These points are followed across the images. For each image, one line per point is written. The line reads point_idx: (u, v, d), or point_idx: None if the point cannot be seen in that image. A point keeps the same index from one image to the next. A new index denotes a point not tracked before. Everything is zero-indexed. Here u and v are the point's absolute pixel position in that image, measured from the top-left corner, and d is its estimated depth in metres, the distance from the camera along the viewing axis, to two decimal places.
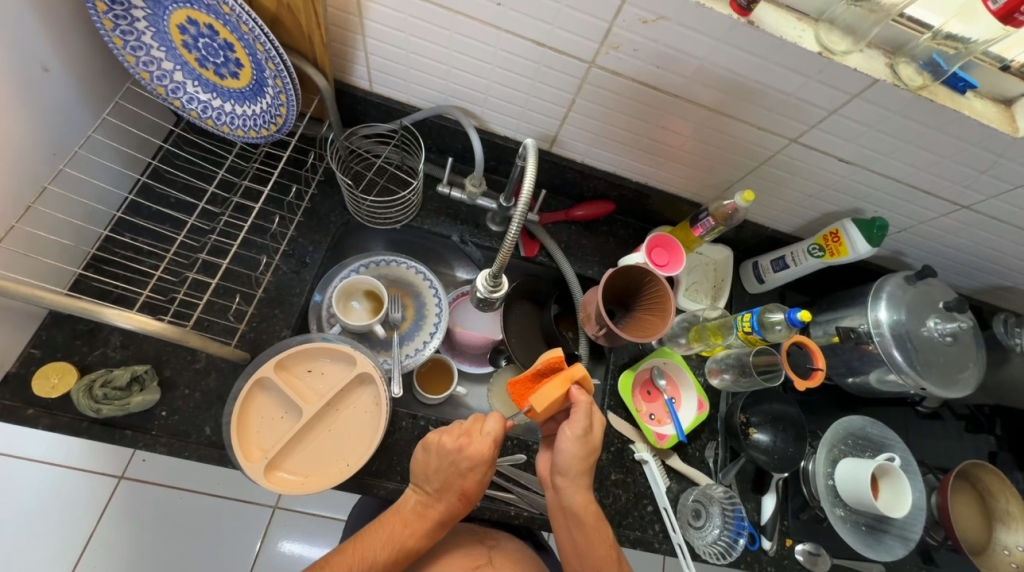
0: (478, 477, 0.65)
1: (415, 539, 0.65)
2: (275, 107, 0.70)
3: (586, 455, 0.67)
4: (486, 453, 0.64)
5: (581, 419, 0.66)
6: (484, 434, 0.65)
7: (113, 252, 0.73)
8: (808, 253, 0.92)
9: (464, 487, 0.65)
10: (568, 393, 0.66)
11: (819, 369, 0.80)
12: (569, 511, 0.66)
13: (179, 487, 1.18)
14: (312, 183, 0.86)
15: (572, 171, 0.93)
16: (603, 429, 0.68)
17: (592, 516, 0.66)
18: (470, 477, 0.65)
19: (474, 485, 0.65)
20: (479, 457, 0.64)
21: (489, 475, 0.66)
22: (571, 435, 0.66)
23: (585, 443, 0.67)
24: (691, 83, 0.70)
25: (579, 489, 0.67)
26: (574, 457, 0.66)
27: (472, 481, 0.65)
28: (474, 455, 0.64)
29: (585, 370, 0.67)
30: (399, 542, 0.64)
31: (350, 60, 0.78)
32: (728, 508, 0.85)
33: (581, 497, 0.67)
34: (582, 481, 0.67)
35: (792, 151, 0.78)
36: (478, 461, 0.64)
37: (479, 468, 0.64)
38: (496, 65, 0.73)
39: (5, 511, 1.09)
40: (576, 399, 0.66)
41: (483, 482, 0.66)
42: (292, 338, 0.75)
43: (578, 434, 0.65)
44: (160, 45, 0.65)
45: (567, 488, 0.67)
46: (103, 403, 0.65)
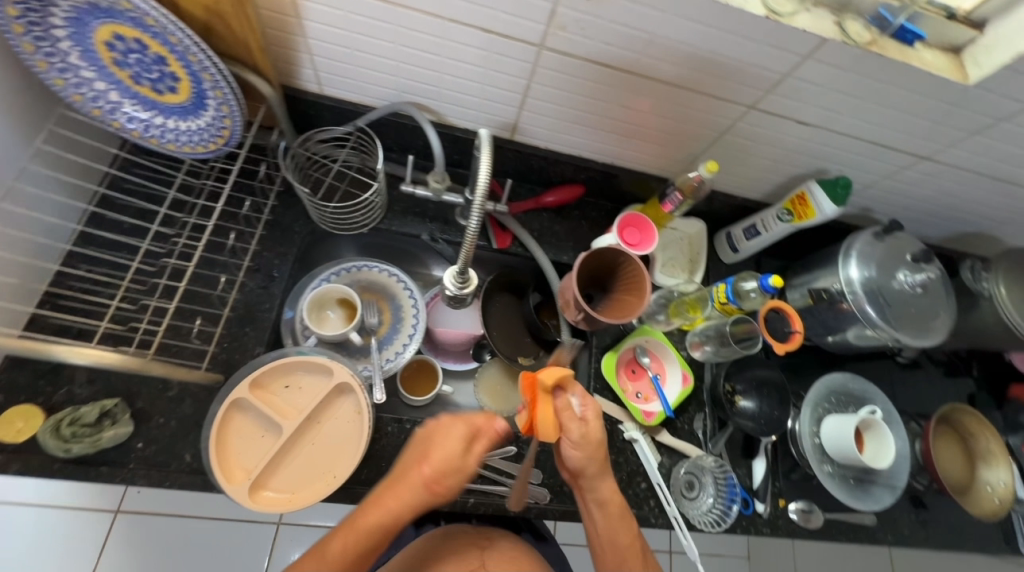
0: (444, 455, 0.58)
1: (377, 529, 0.59)
2: (219, 120, 0.67)
3: (595, 455, 0.66)
4: (452, 435, 0.60)
5: (576, 427, 0.65)
6: (462, 417, 0.61)
7: (69, 285, 0.71)
8: (777, 218, 0.92)
9: (427, 462, 0.59)
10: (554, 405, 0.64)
11: (797, 331, 0.83)
12: (597, 503, 0.68)
13: (176, 515, 1.16)
14: (269, 195, 0.83)
15: (537, 158, 0.91)
16: (601, 424, 0.66)
17: (618, 506, 0.69)
18: (434, 454, 0.59)
19: (439, 466, 0.59)
20: (450, 435, 0.60)
21: (464, 460, 0.59)
22: (572, 443, 0.65)
23: (590, 445, 0.65)
24: (644, 57, 0.69)
25: (604, 482, 0.68)
26: (586, 460, 0.66)
27: (436, 459, 0.59)
28: (445, 432, 0.60)
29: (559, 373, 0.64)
30: (358, 530, 0.59)
31: (294, 64, 0.75)
32: (721, 476, 0.86)
33: (607, 490, 0.68)
34: (603, 475, 0.68)
35: (752, 118, 0.78)
36: (444, 440, 0.60)
37: (449, 447, 0.59)
38: (445, 56, 0.71)
39: None
40: (563, 410, 0.65)
41: (448, 468, 0.59)
42: (265, 356, 0.73)
43: (579, 441, 0.65)
44: (89, 65, 0.61)
45: (592, 485, 0.68)
46: (73, 442, 0.63)
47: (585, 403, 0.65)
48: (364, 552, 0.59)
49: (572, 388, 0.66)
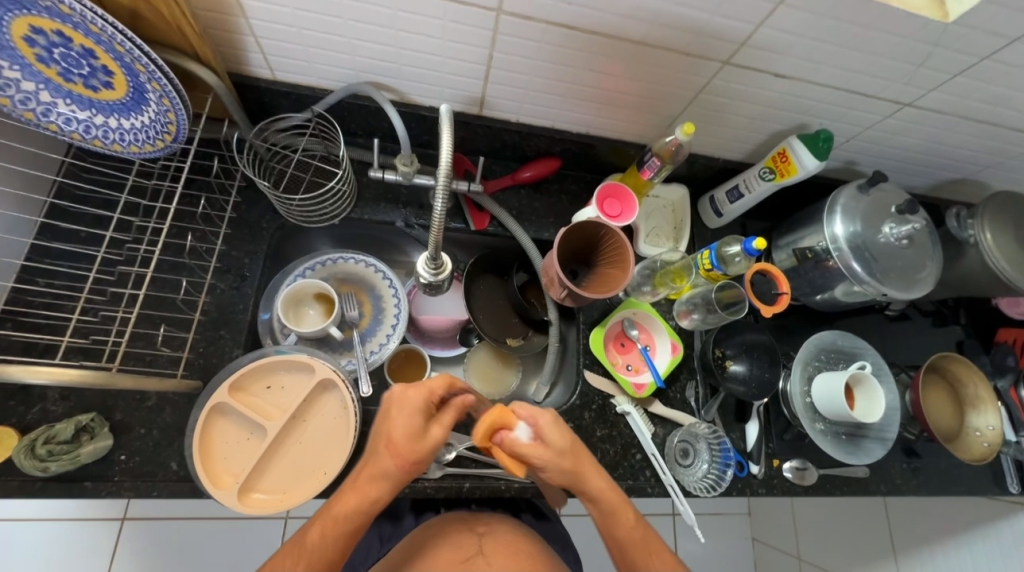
0: (404, 428, 0.58)
1: (359, 511, 0.59)
2: (164, 115, 0.64)
3: (569, 460, 0.59)
4: (410, 406, 0.58)
5: (538, 450, 0.58)
6: (416, 386, 0.60)
7: (27, 302, 0.68)
8: (759, 178, 0.89)
9: (389, 440, 0.58)
10: (503, 437, 0.58)
11: (784, 293, 0.81)
12: (593, 500, 0.63)
13: (181, 518, 1.16)
14: (229, 190, 0.79)
15: (510, 132, 0.88)
16: (560, 433, 0.58)
17: (617, 500, 0.64)
18: (393, 430, 0.58)
19: (401, 440, 0.58)
20: (405, 405, 0.59)
21: (426, 433, 0.58)
22: (542, 466, 0.59)
23: (559, 459, 0.58)
24: (610, 16, 0.65)
25: (594, 477, 0.63)
26: (562, 471, 0.60)
27: (399, 434, 0.58)
28: (400, 405, 0.59)
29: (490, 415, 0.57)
30: (339, 517, 0.59)
31: (240, 49, 0.70)
32: (715, 442, 0.87)
33: (600, 486, 0.63)
34: (593, 471, 0.63)
35: (727, 74, 0.75)
36: (399, 412, 0.58)
37: (409, 420, 0.58)
38: (398, 28, 0.66)
39: None
40: (516, 440, 0.58)
41: (413, 439, 0.58)
42: (243, 358, 0.71)
43: (546, 460, 0.58)
44: (8, 62, 0.55)
45: (583, 485, 0.62)
46: (51, 461, 0.61)
47: (535, 419, 0.58)
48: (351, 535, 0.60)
49: (517, 413, 0.59)
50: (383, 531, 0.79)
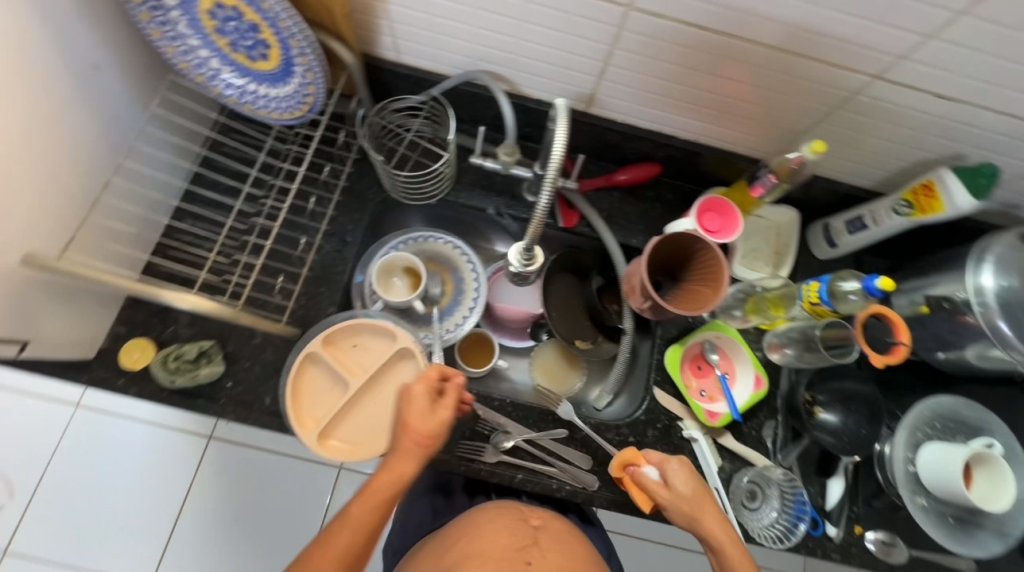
0: (418, 411, 0.62)
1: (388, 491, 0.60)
2: (304, 87, 0.70)
3: (696, 504, 0.64)
4: (418, 394, 0.63)
5: (667, 491, 0.65)
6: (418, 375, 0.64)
7: (176, 238, 0.80)
8: (893, 211, 0.79)
9: (410, 426, 0.61)
10: (638, 473, 0.69)
11: (901, 343, 0.71)
12: (723, 558, 0.62)
13: (255, 448, 1.28)
14: (347, 161, 0.86)
15: (613, 132, 0.86)
16: (687, 477, 0.65)
17: (745, 561, 0.62)
18: (411, 416, 0.62)
19: (421, 422, 0.62)
20: (413, 391, 0.63)
21: (438, 411, 0.63)
22: (675, 511, 0.65)
23: (687, 503, 0.64)
24: (750, 17, 0.61)
25: (721, 527, 0.63)
26: (689, 517, 0.64)
27: (415, 416, 0.62)
28: (411, 393, 0.63)
29: (624, 454, 0.71)
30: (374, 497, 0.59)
31: (375, 31, 0.76)
32: (789, 491, 0.79)
33: (727, 538, 0.63)
34: (720, 519, 0.64)
35: (875, 90, 0.67)
36: (411, 398, 0.63)
37: (422, 405, 0.62)
38: (524, 20, 0.67)
39: (112, 465, 1.23)
40: (645, 476, 0.68)
41: (428, 416, 0.62)
42: (336, 316, 0.78)
43: (675, 501, 0.65)
44: (193, 33, 0.66)
45: (710, 535, 0.63)
46: (176, 375, 0.73)
47: (667, 461, 0.67)
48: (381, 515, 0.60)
49: (649, 454, 0.70)
50: (436, 504, 0.81)
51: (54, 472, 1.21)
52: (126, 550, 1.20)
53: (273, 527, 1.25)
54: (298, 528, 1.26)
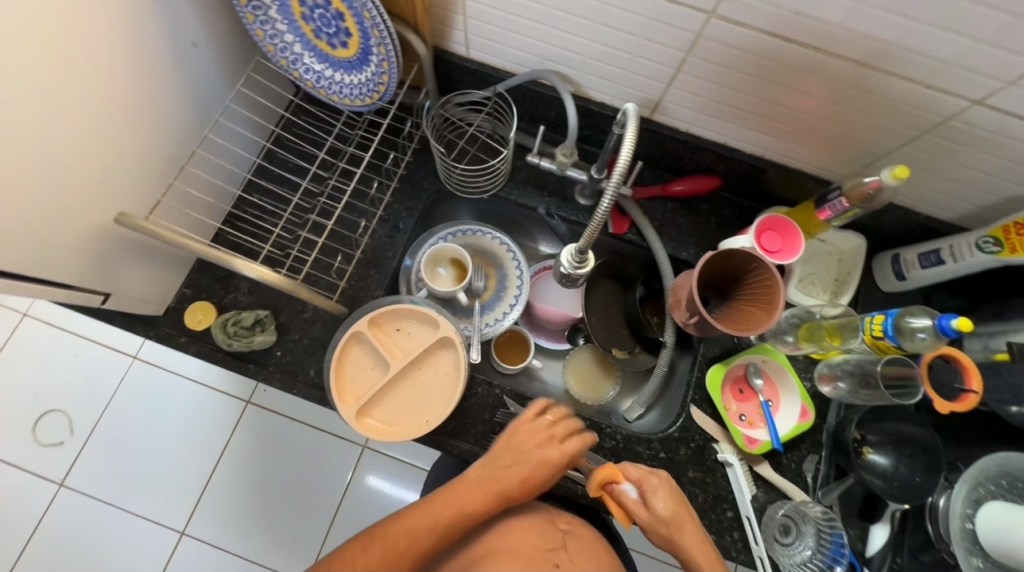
0: (546, 466, 0.66)
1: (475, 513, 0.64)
2: (378, 75, 0.72)
3: (676, 525, 0.63)
4: (554, 452, 0.67)
5: (647, 512, 0.64)
6: (554, 434, 0.68)
7: (244, 210, 0.85)
8: (976, 247, 0.74)
9: (532, 474, 0.66)
10: (616, 491, 0.65)
11: (972, 391, 0.66)
12: None
13: (289, 417, 1.34)
14: (408, 151, 0.89)
15: (674, 141, 0.84)
16: (667, 499, 0.64)
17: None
18: (536, 467, 0.66)
19: (539, 474, 0.66)
20: (546, 449, 0.67)
21: (557, 469, 0.68)
22: (654, 531, 0.64)
23: (666, 526, 0.63)
24: (842, 31, 0.58)
25: (698, 547, 0.64)
26: (667, 537, 0.64)
27: (541, 470, 0.66)
28: (549, 452, 0.67)
29: (600, 471, 0.64)
30: (461, 509, 0.63)
31: (449, 25, 0.77)
32: (826, 530, 0.75)
33: (704, 559, 0.63)
34: (698, 540, 0.64)
35: (972, 116, 0.62)
36: (541, 453, 0.67)
37: (553, 464, 0.67)
38: (598, 22, 0.67)
39: (160, 417, 1.32)
40: (626, 495, 0.64)
41: (549, 472, 0.67)
42: (383, 299, 0.80)
43: (656, 524, 0.63)
44: (283, 19, 0.70)
45: (687, 554, 0.63)
46: (234, 339, 0.77)
47: (649, 484, 0.64)
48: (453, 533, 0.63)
49: (629, 472, 0.65)
50: None
51: (109, 416, 1.31)
52: (165, 497, 1.28)
53: (297, 494, 1.30)
54: (320, 498, 1.31)
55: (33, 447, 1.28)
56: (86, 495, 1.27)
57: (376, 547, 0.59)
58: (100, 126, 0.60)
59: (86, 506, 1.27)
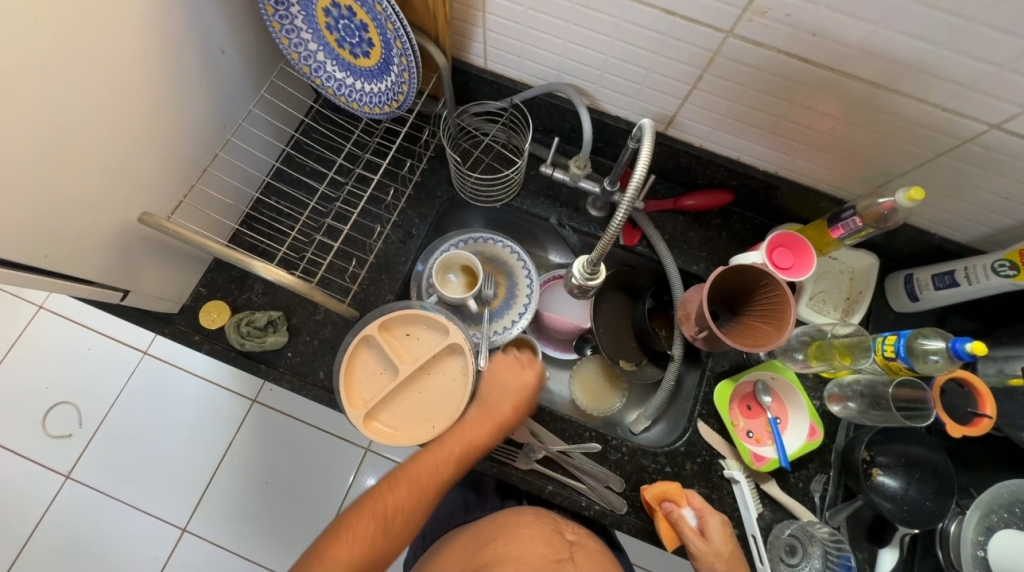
0: (524, 391, 0.73)
1: (482, 446, 0.70)
2: (398, 85, 0.73)
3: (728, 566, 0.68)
4: (526, 378, 0.74)
5: (700, 541, 0.69)
6: (525, 368, 0.74)
7: (262, 212, 0.87)
8: (992, 270, 0.73)
9: (514, 406, 0.72)
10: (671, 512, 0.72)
11: (985, 416, 0.65)
12: None
13: (293, 418, 1.34)
14: (424, 158, 0.90)
15: (687, 155, 0.84)
16: (723, 536, 0.70)
17: None
18: (515, 399, 0.72)
19: (518, 401, 0.72)
20: (519, 379, 0.73)
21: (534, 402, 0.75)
22: (702, 562, 0.69)
23: (717, 560, 0.68)
24: (859, 53, 0.58)
25: None
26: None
27: (519, 397, 0.73)
28: (523, 382, 0.73)
29: (663, 487, 0.74)
30: (467, 446, 0.69)
31: (468, 38, 0.79)
32: (833, 552, 0.73)
33: None
34: None
35: (989, 140, 0.62)
36: (517, 386, 0.73)
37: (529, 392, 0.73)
38: (616, 38, 0.68)
39: (168, 413, 1.33)
40: (680, 520, 0.71)
41: (527, 397, 0.74)
42: (394, 303, 0.80)
43: (705, 554, 0.69)
44: (308, 28, 0.73)
45: None
46: (247, 339, 0.78)
47: (706, 515, 0.71)
48: (466, 464, 0.70)
49: (688, 500, 0.73)
50: (468, 500, 0.84)
51: (117, 411, 1.32)
52: (168, 493, 1.29)
53: (298, 495, 1.31)
54: (321, 500, 1.31)
55: (42, 438, 1.30)
56: (91, 489, 1.28)
57: (400, 487, 0.66)
58: (129, 129, 0.62)
59: (90, 498, 1.28)
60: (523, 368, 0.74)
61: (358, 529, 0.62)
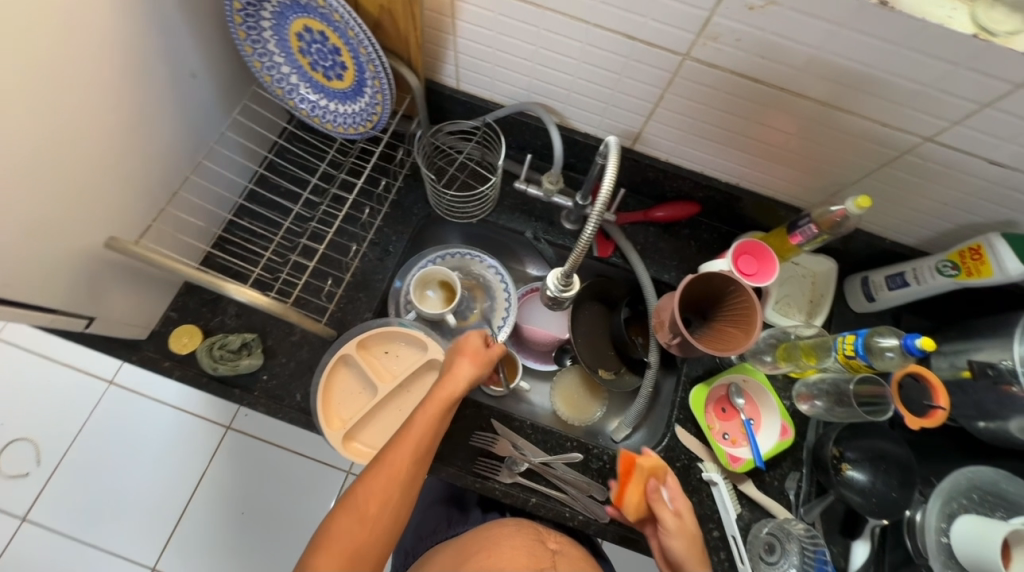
0: (474, 344, 0.72)
1: (445, 414, 0.67)
2: (372, 106, 0.75)
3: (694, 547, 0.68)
4: (477, 347, 0.72)
5: (672, 518, 0.68)
6: (471, 353, 0.71)
7: (234, 233, 0.86)
8: (937, 271, 0.78)
9: (466, 350, 0.71)
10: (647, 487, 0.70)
11: (940, 408, 0.67)
12: None
13: (271, 443, 1.30)
14: (399, 176, 0.91)
15: (654, 169, 0.88)
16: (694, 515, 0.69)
17: None
18: (465, 371, 0.70)
19: (472, 354, 0.71)
20: (467, 362, 0.71)
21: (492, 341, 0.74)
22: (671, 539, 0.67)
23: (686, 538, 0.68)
24: (804, 74, 0.63)
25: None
26: (684, 553, 0.67)
27: (469, 370, 0.70)
28: (475, 360, 0.71)
29: (648, 462, 0.70)
30: (430, 417, 0.66)
31: (440, 60, 0.81)
32: (809, 548, 0.75)
33: None
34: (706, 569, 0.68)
35: (925, 151, 0.68)
36: (465, 367, 0.70)
37: (483, 346, 0.73)
38: (582, 61, 0.71)
39: (135, 444, 1.27)
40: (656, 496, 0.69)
41: (478, 345, 0.72)
42: (372, 321, 0.80)
43: (675, 531, 0.67)
44: (280, 52, 0.73)
45: None
46: (219, 363, 0.76)
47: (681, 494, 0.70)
48: (438, 437, 0.66)
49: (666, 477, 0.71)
50: (451, 516, 0.84)
51: (80, 445, 1.26)
52: (135, 530, 1.23)
53: (277, 524, 1.26)
54: (301, 528, 1.26)
55: None
56: (51, 531, 1.21)
57: (373, 472, 0.62)
58: (96, 154, 0.61)
59: (48, 542, 1.20)
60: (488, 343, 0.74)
61: (339, 522, 0.60)
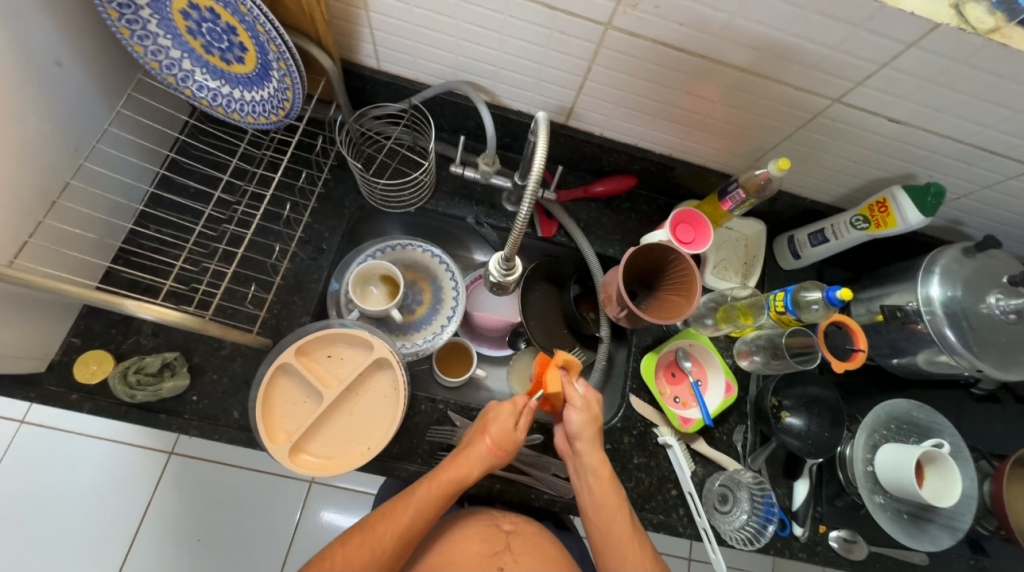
0: (500, 425, 0.67)
1: (442, 500, 0.64)
2: (281, 92, 0.68)
3: (593, 422, 0.70)
4: (500, 425, 0.67)
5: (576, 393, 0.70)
6: (491, 435, 0.67)
7: (140, 243, 0.77)
8: (851, 225, 0.84)
9: (488, 430, 0.67)
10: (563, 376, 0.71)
11: (860, 350, 0.74)
12: (587, 471, 0.69)
13: (221, 463, 1.22)
14: (324, 167, 0.85)
15: (590, 145, 0.88)
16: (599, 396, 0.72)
17: (608, 473, 0.69)
18: (477, 456, 0.66)
19: (495, 437, 0.67)
20: (481, 447, 0.67)
21: (515, 432, 0.67)
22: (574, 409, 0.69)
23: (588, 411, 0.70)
24: (722, 40, 0.64)
25: (596, 448, 0.70)
26: (582, 424, 0.69)
27: (478, 459, 0.66)
28: (492, 444, 0.66)
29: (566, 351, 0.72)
30: (425, 501, 0.63)
31: (356, 39, 0.75)
32: (757, 493, 0.82)
33: (596, 457, 0.69)
34: (598, 442, 0.70)
35: (835, 112, 0.71)
36: (478, 452, 0.66)
37: (511, 429, 0.67)
38: (505, 34, 0.68)
39: (60, 486, 1.14)
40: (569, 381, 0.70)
41: (505, 431, 0.67)
42: (310, 325, 0.75)
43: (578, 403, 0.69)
44: (166, 34, 0.65)
45: (584, 450, 0.69)
46: (137, 390, 0.68)
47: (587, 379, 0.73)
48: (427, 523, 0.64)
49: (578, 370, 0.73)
50: None
51: None
52: None
53: (236, 547, 1.19)
54: (264, 547, 1.20)
55: None
56: None
57: (351, 541, 0.62)
58: None
59: None
60: (517, 422, 0.68)
61: None
